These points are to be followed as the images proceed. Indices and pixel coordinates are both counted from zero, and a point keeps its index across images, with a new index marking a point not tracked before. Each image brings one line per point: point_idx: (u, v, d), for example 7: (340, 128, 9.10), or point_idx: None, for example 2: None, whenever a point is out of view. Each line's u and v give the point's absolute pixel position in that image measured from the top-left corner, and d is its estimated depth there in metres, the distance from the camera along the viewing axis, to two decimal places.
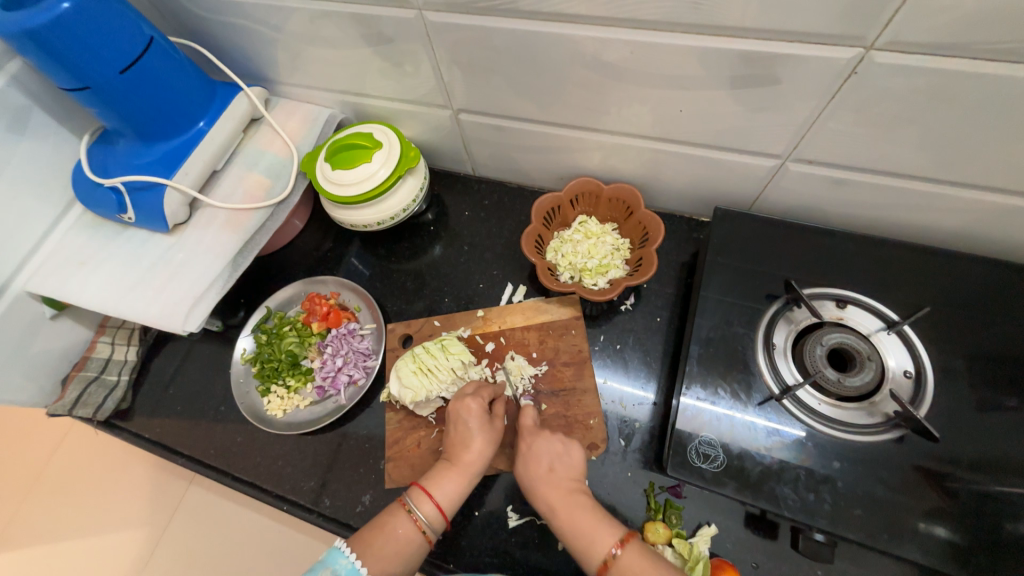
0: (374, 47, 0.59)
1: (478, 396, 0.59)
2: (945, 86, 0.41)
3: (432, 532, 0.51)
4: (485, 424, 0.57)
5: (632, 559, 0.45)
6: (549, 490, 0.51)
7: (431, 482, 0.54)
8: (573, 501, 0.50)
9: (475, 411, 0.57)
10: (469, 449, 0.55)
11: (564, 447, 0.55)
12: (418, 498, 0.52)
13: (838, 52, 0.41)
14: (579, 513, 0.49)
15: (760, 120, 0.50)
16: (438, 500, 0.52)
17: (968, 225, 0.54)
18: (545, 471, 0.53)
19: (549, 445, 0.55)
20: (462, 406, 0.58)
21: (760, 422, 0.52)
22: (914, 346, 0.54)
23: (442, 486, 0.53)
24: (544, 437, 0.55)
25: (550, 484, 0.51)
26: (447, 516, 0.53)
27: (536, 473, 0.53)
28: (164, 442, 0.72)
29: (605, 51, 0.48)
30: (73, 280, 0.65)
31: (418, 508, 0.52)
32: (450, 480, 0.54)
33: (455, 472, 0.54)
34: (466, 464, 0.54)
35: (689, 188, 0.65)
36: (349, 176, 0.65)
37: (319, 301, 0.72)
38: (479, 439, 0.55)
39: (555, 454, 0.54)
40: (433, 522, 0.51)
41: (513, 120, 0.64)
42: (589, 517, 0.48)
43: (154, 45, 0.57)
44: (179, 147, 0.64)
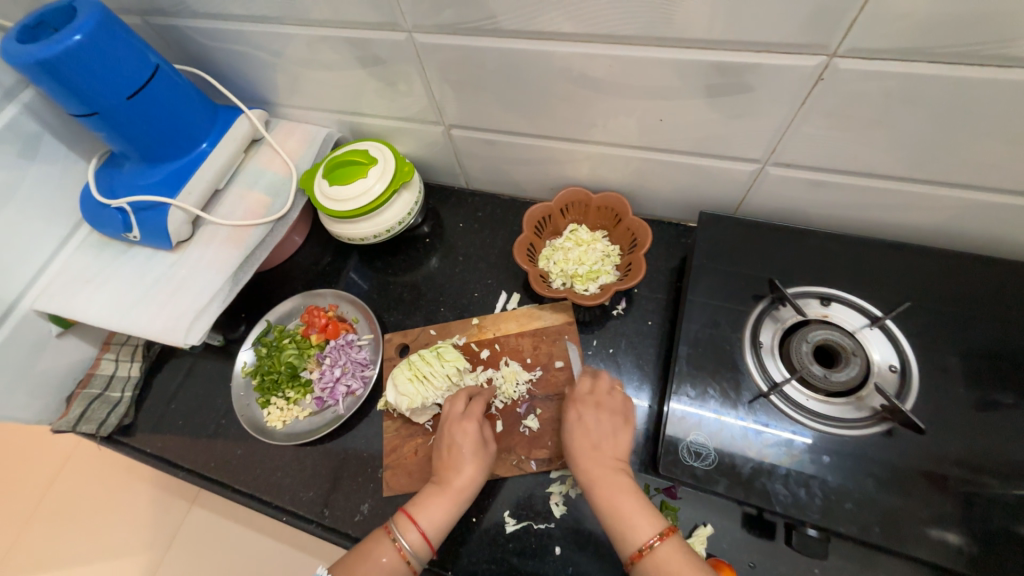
0: (368, 69, 0.62)
1: (473, 417, 0.59)
2: (908, 88, 0.43)
3: (416, 561, 0.51)
4: (480, 448, 0.57)
5: (671, 553, 0.45)
6: (592, 464, 0.52)
7: (418, 508, 0.53)
8: (617, 482, 0.51)
9: (470, 435, 0.57)
10: (461, 474, 0.55)
11: (617, 427, 0.55)
12: (403, 525, 0.52)
13: (804, 59, 0.43)
14: (619, 492, 0.50)
15: (737, 128, 0.52)
16: (423, 527, 0.52)
17: (946, 223, 0.56)
18: (590, 447, 0.54)
19: (599, 423, 0.55)
20: (458, 429, 0.58)
21: (749, 421, 0.53)
22: (897, 340, 0.55)
23: (428, 512, 0.53)
24: (600, 415, 0.56)
25: (593, 460, 0.53)
26: (432, 544, 0.52)
27: (579, 446, 0.54)
28: (165, 456, 0.73)
29: (588, 66, 0.51)
30: (79, 298, 0.67)
31: (403, 535, 0.51)
32: (437, 506, 0.53)
33: (444, 496, 0.54)
34: (455, 490, 0.54)
35: (675, 195, 0.67)
36: (345, 192, 0.68)
37: (318, 314, 0.74)
38: (471, 465, 0.56)
39: (610, 434, 0.55)
40: (418, 551, 0.51)
41: (503, 134, 0.67)
42: (632, 503, 0.49)
43: (159, 72, 0.61)
44: (183, 168, 0.67)
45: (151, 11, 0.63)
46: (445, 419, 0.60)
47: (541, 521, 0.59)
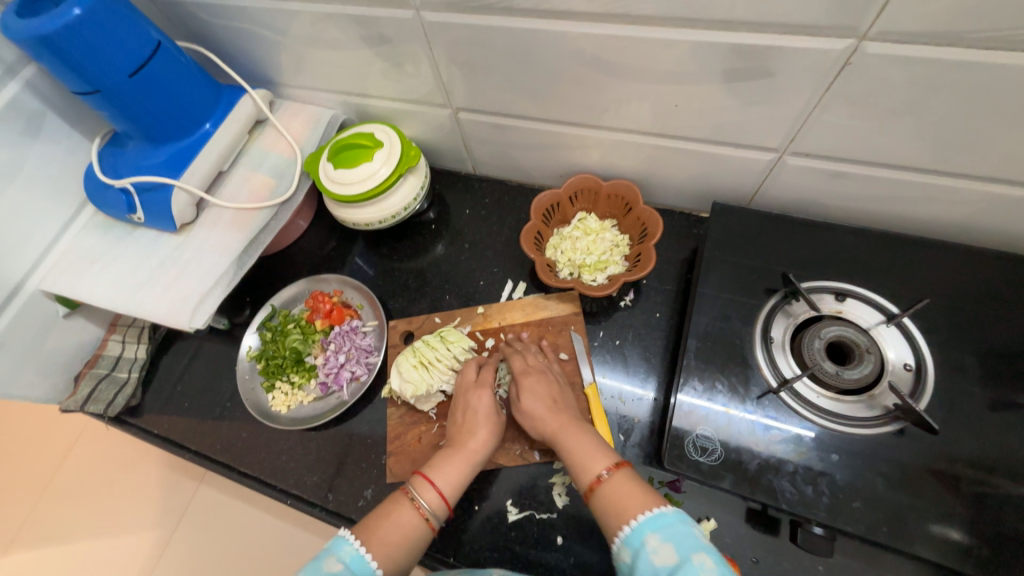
0: (374, 48, 0.60)
1: (488, 385, 0.60)
2: (939, 75, 0.40)
3: (436, 520, 0.50)
4: (496, 414, 0.58)
5: (618, 482, 0.46)
6: (549, 417, 0.55)
7: (434, 470, 0.53)
8: (572, 427, 0.53)
9: (486, 403, 0.58)
10: (475, 436, 0.56)
11: (552, 389, 0.58)
12: (420, 485, 0.51)
13: (831, 42, 0.41)
14: (574, 431, 0.52)
15: (755, 114, 0.50)
16: (440, 487, 0.52)
17: (971, 218, 0.54)
18: (545, 404, 0.56)
19: (538, 387, 0.58)
20: (472, 398, 0.59)
21: (757, 417, 0.52)
22: (914, 339, 0.53)
23: (444, 473, 0.53)
24: (532, 377, 0.59)
25: (547, 413, 0.55)
26: (450, 504, 0.52)
27: (531, 404, 0.56)
28: (173, 437, 0.73)
29: (601, 48, 0.49)
30: (85, 278, 0.67)
31: (422, 496, 0.51)
32: (453, 467, 0.53)
33: (458, 457, 0.54)
34: (469, 452, 0.55)
35: (688, 184, 0.65)
36: (351, 176, 0.66)
37: (324, 299, 0.73)
38: (484, 429, 0.56)
39: (545, 395, 0.57)
40: (437, 510, 0.51)
41: (512, 118, 0.65)
42: (589, 442, 0.51)
43: (161, 49, 0.59)
44: (186, 148, 0.66)
45: None
46: (457, 388, 0.61)
47: (543, 510, 0.59)
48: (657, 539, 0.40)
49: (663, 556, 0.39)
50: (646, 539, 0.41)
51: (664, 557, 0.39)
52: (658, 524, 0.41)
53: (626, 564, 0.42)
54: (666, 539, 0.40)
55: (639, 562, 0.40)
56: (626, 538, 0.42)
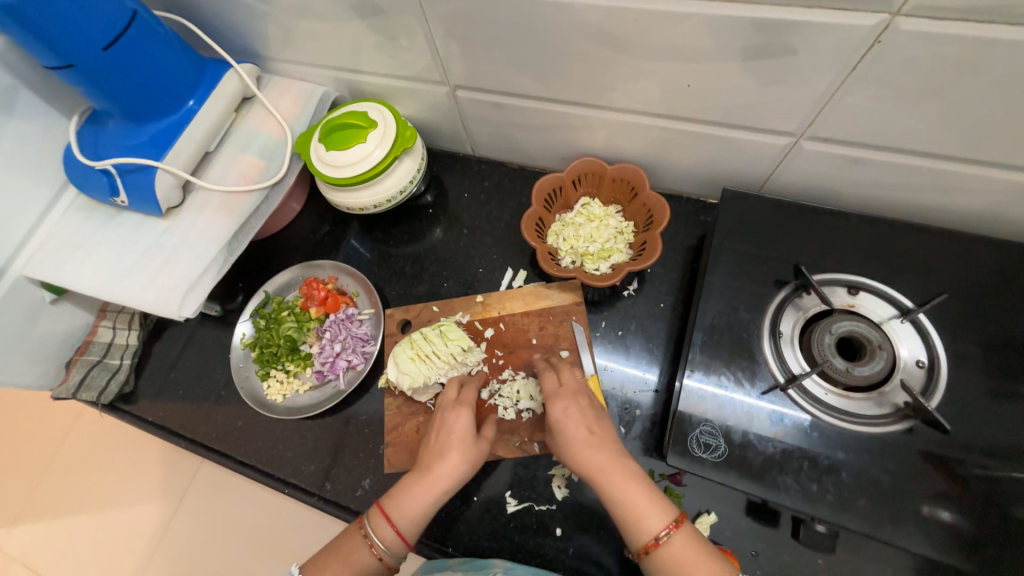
0: (366, 20, 0.56)
1: (467, 406, 0.57)
2: (976, 55, 0.37)
3: (391, 557, 0.49)
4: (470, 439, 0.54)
5: (683, 545, 0.44)
6: (591, 453, 0.49)
7: (393, 504, 0.50)
8: (621, 469, 0.48)
9: (462, 425, 0.55)
10: (443, 462, 0.52)
11: (596, 415, 0.53)
12: (376, 522, 0.50)
13: (860, 18, 0.37)
14: (619, 475, 0.47)
15: (772, 96, 0.47)
16: (398, 524, 0.49)
17: (992, 208, 0.51)
18: (584, 434, 0.51)
19: (582, 414, 0.53)
20: (450, 418, 0.56)
21: (758, 404, 0.51)
22: (927, 334, 0.52)
23: (403, 506, 0.50)
24: (569, 403, 0.53)
25: (590, 447, 0.49)
26: (409, 541, 0.50)
27: (571, 437, 0.51)
28: (168, 424, 0.73)
29: (610, 21, 0.45)
30: (69, 264, 0.64)
31: (377, 534, 0.49)
32: (414, 499, 0.50)
33: (422, 486, 0.50)
34: (434, 481, 0.51)
35: (696, 169, 0.63)
36: (343, 158, 0.63)
37: (318, 286, 0.71)
38: (455, 454, 0.52)
39: (584, 423, 0.52)
40: (391, 547, 0.49)
41: (513, 97, 0.61)
42: (639, 494, 0.46)
43: (136, 20, 0.55)
44: (169, 128, 0.63)
45: None
46: (439, 408, 0.59)
47: (543, 502, 0.59)
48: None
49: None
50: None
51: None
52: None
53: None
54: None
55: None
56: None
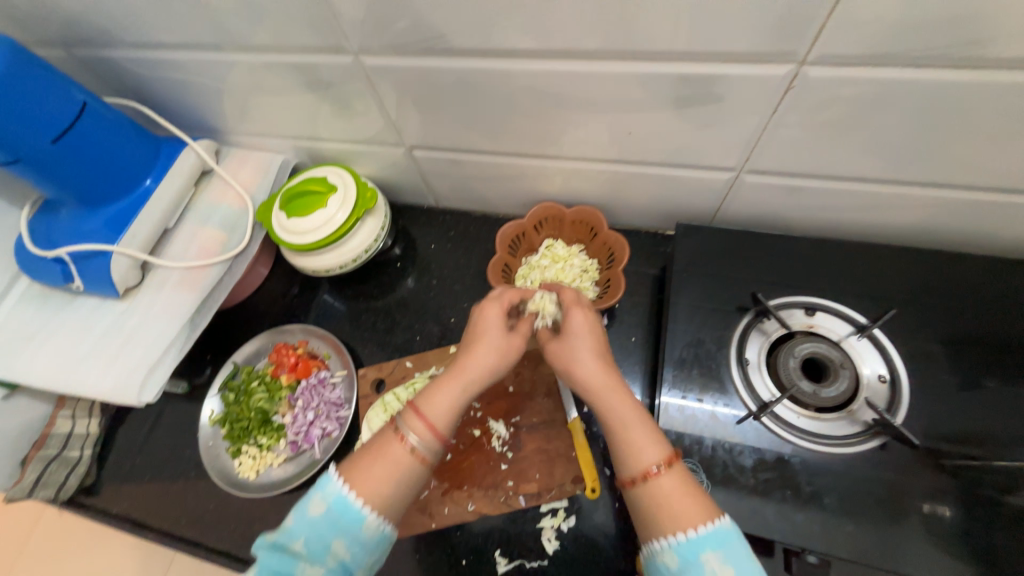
0: (317, 93, 0.58)
1: (500, 304, 0.52)
2: (880, 93, 0.41)
3: (427, 452, 0.44)
4: (504, 334, 0.51)
5: (670, 483, 0.41)
6: (588, 362, 0.48)
7: (424, 398, 0.46)
8: (612, 376, 0.47)
9: (495, 322, 0.51)
10: (474, 355, 0.49)
11: (588, 322, 0.51)
12: (408, 418, 0.45)
13: (772, 69, 0.40)
14: (618, 396, 0.45)
15: (708, 137, 0.50)
16: (430, 417, 0.45)
17: (926, 221, 0.54)
18: (585, 342, 0.49)
19: (577, 320, 0.51)
20: (482, 312, 0.52)
21: (726, 412, 0.52)
22: (885, 348, 0.53)
23: (435, 400, 0.46)
24: (586, 311, 0.52)
25: (589, 355, 0.49)
26: (444, 435, 0.45)
27: (576, 346, 0.49)
28: (134, 514, 0.69)
29: (547, 82, 0.48)
30: (21, 357, 0.62)
31: (409, 428, 0.45)
32: (443, 392, 0.47)
33: (450, 379, 0.47)
34: (466, 371, 0.48)
35: (650, 206, 0.65)
36: (305, 225, 0.64)
37: (287, 352, 0.70)
38: (483, 349, 0.49)
39: (591, 331, 0.50)
40: (428, 441, 0.45)
41: (467, 153, 0.63)
42: (638, 424, 0.44)
43: (87, 109, 0.56)
44: (125, 209, 0.62)
45: (76, 42, 0.58)
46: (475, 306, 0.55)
47: (534, 558, 0.57)
48: (717, 560, 0.37)
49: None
50: (701, 556, 0.37)
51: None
52: (719, 542, 0.38)
53: (667, 567, 0.39)
54: (728, 560, 0.37)
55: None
56: (670, 546, 0.38)
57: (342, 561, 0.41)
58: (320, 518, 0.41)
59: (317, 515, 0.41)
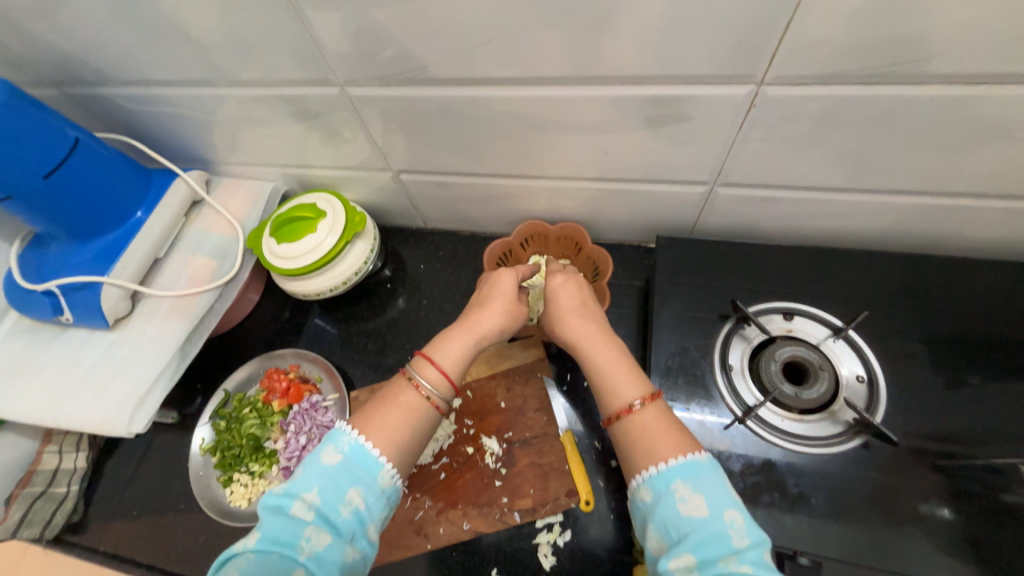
0: (306, 123, 0.60)
1: (512, 271, 0.54)
2: (835, 108, 0.43)
3: (438, 399, 0.46)
4: (511, 294, 0.53)
5: (655, 417, 0.43)
6: (579, 319, 0.51)
7: (436, 349, 0.49)
8: (603, 331, 0.50)
9: (502, 281, 0.53)
10: (483, 311, 0.51)
11: (584, 287, 0.55)
12: (420, 366, 0.47)
13: (735, 89, 0.43)
14: (606, 346, 0.48)
15: (681, 154, 0.52)
16: (442, 365, 0.47)
17: (893, 227, 0.57)
18: (579, 304, 0.53)
19: (571, 282, 0.54)
20: (498, 278, 0.54)
21: (713, 419, 0.53)
22: (861, 350, 0.55)
23: (445, 351, 0.48)
24: (563, 275, 0.55)
25: (584, 314, 0.52)
26: (454, 383, 0.47)
27: (565, 302, 0.53)
28: (123, 551, 0.67)
29: (527, 107, 0.50)
30: (8, 393, 0.61)
31: (421, 375, 0.46)
32: (454, 342, 0.49)
33: (459, 331, 0.50)
34: (475, 325, 0.50)
35: (632, 220, 0.67)
36: (294, 250, 0.65)
37: (279, 377, 0.70)
38: (492, 305, 0.52)
39: (575, 292, 0.53)
40: (439, 388, 0.46)
41: (453, 175, 0.65)
42: (623, 368, 0.46)
43: (80, 146, 0.57)
44: (116, 241, 0.63)
45: (70, 82, 0.60)
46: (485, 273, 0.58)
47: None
48: (688, 488, 0.38)
49: (691, 507, 0.37)
50: (672, 485, 0.38)
51: (692, 507, 0.37)
52: (690, 473, 0.38)
53: (643, 503, 0.40)
54: (697, 488, 0.38)
55: (661, 505, 0.38)
56: (645, 480, 0.40)
57: (357, 511, 0.40)
58: (336, 466, 0.41)
59: (331, 463, 0.41)
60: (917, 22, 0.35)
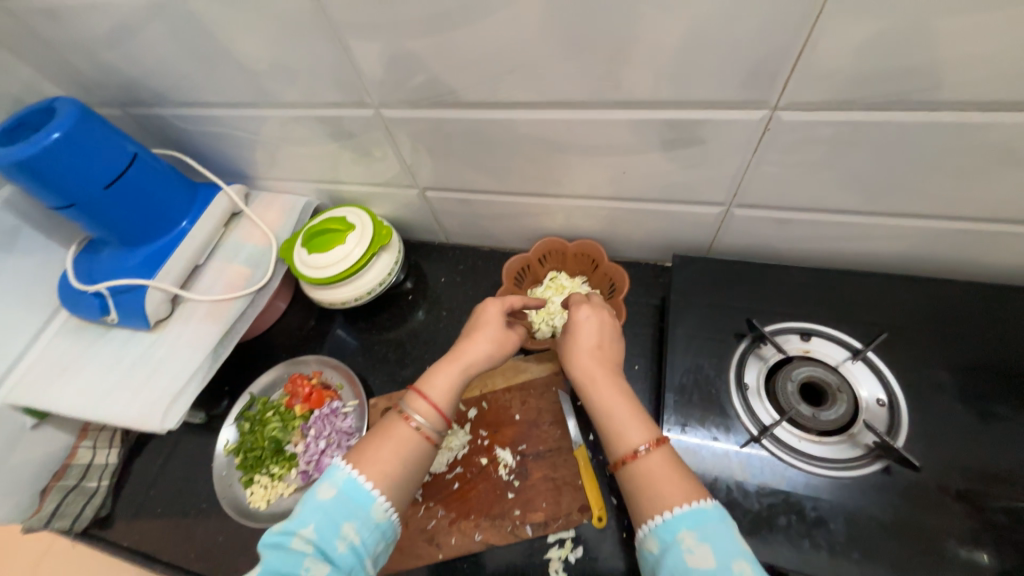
0: (341, 142, 0.64)
1: (500, 303, 0.57)
2: (849, 134, 0.45)
3: (430, 430, 0.48)
4: (497, 326, 0.56)
5: (662, 463, 0.43)
6: (591, 362, 0.52)
7: (426, 382, 0.51)
8: (614, 377, 0.51)
9: (493, 315, 0.56)
10: (471, 341, 0.54)
11: (605, 327, 0.55)
12: (410, 399, 0.49)
13: (750, 113, 0.45)
14: (609, 392, 0.49)
15: (697, 176, 0.54)
16: (432, 398, 0.49)
17: (912, 251, 0.57)
18: (591, 346, 0.53)
19: (590, 325, 0.55)
20: (484, 308, 0.57)
21: (733, 448, 0.53)
22: (882, 372, 0.55)
23: (435, 383, 0.50)
24: (589, 309, 0.56)
25: (596, 358, 0.52)
26: (446, 415, 0.50)
27: (582, 346, 0.53)
28: (146, 547, 0.69)
29: (549, 129, 0.53)
30: (54, 386, 0.65)
31: (413, 409, 0.49)
32: (444, 374, 0.51)
33: (448, 361, 0.52)
34: (464, 354, 0.53)
35: (649, 239, 0.69)
36: (324, 259, 0.68)
37: (302, 382, 0.72)
38: (480, 335, 0.54)
39: (597, 336, 0.54)
40: (430, 420, 0.48)
41: (476, 193, 0.68)
42: (630, 413, 0.47)
43: (137, 160, 0.63)
44: (162, 248, 0.68)
45: (133, 103, 0.66)
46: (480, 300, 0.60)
47: None
48: (694, 538, 0.38)
49: (697, 558, 0.37)
50: (678, 535, 0.39)
51: (699, 558, 0.37)
52: (696, 521, 0.39)
53: (652, 554, 0.40)
54: (703, 538, 0.38)
55: (668, 556, 0.39)
56: (651, 529, 0.41)
57: (353, 546, 0.42)
58: (330, 503, 0.42)
59: (327, 498, 0.43)
60: (925, 54, 0.37)
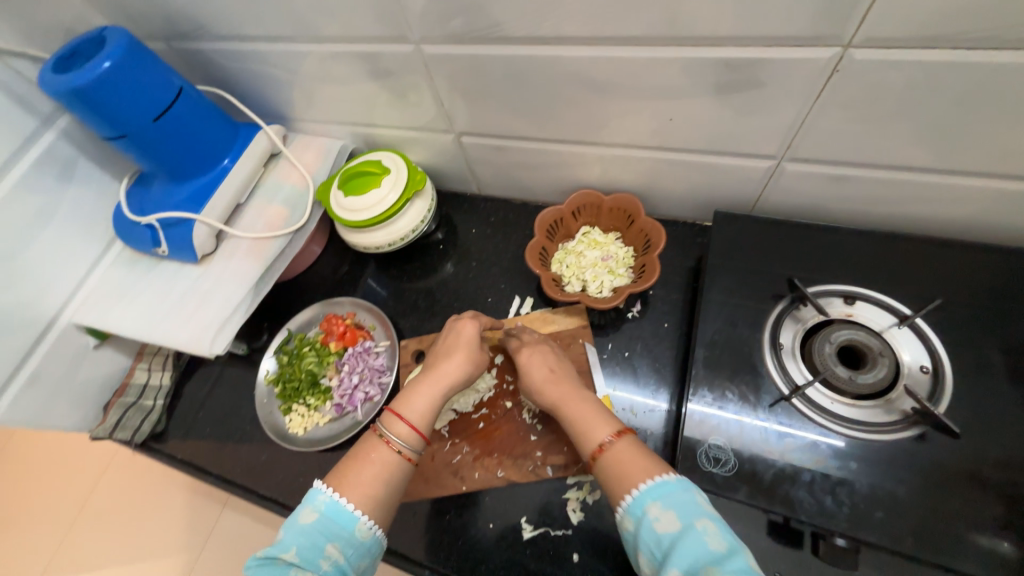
0: (379, 81, 0.63)
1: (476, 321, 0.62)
2: (929, 77, 0.41)
3: (409, 451, 0.52)
4: (472, 346, 0.60)
5: (626, 449, 0.47)
6: (551, 387, 0.56)
7: (403, 405, 0.55)
8: (577, 393, 0.54)
9: (466, 335, 0.60)
10: (448, 360, 0.58)
11: (559, 360, 0.60)
12: (388, 421, 0.53)
13: (818, 51, 0.41)
14: (580, 402, 0.53)
15: (749, 124, 0.51)
16: (410, 420, 0.53)
17: (979, 216, 0.53)
18: (547, 372, 0.58)
19: (544, 357, 0.60)
20: (462, 327, 0.61)
21: (771, 425, 0.51)
22: (929, 339, 0.53)
23: (412, 406, 0.55)
24: (538, 351, 0.60)
25: (553, 381, 0.56)
26: (423, 434, 0.54)
27: (538, 375, 0.57)
28: (196, 461, 0.76)
29: (595, 68, 0.50)
30: (113, 311, 0.70)
31: (392, 432, 0.53)
32: (421, 396, 0.55)
33: (426, 383, 0.57)
34: (441, 374, 0.57)
35: (689, 195, 0.66)
36: (360, 202, 0.69)
37: (337, 322, 0.76)
38: (456, 355, 0.58)
39: (550, 364, 0.59)
40: (408, 441, 0.53)
41: (512, 139, 0.67)
42: (598, 420, 0.51)
43: (182, 95, 0.63)
44: (206, 184, 0.70)
45: (177, 36, 0.66)
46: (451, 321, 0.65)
47: (559, 526, 0.59)
48: (659, 507, 0.41)
49: (664, 524, 0.40)
50: (646, 507, 0.42)
51: (666, 524, 0.40)
52: (660, 491, 0.42)
53: (629, 532, 0.43)
54: (666, 505, 0.41)
55: (641, 530, 0.41)
56: (626, 508, 0.43)
57: (337, 564, 0.45)
58: (313, 526, 0.46)
59: (309, 521, 0.46)
60: None
